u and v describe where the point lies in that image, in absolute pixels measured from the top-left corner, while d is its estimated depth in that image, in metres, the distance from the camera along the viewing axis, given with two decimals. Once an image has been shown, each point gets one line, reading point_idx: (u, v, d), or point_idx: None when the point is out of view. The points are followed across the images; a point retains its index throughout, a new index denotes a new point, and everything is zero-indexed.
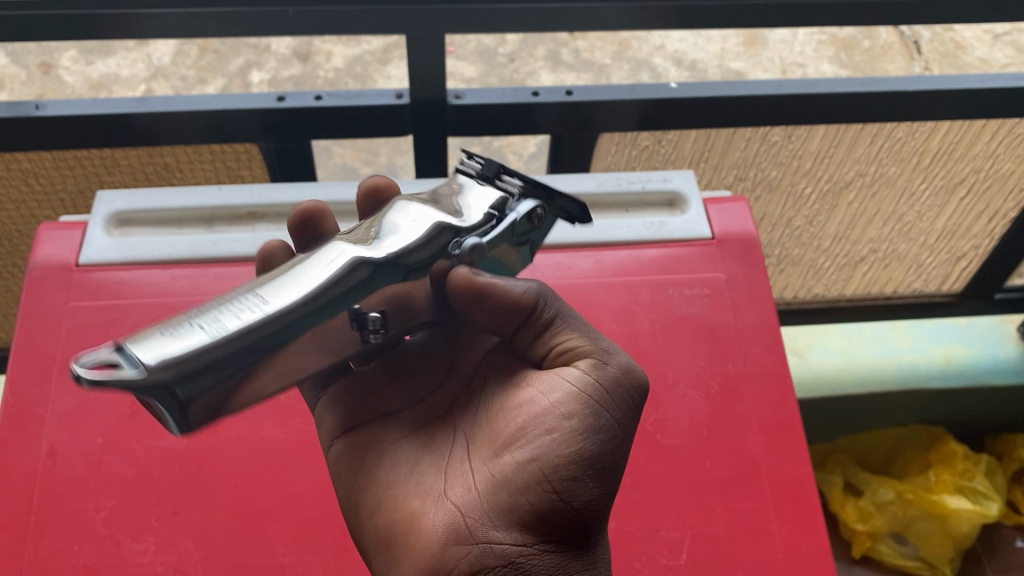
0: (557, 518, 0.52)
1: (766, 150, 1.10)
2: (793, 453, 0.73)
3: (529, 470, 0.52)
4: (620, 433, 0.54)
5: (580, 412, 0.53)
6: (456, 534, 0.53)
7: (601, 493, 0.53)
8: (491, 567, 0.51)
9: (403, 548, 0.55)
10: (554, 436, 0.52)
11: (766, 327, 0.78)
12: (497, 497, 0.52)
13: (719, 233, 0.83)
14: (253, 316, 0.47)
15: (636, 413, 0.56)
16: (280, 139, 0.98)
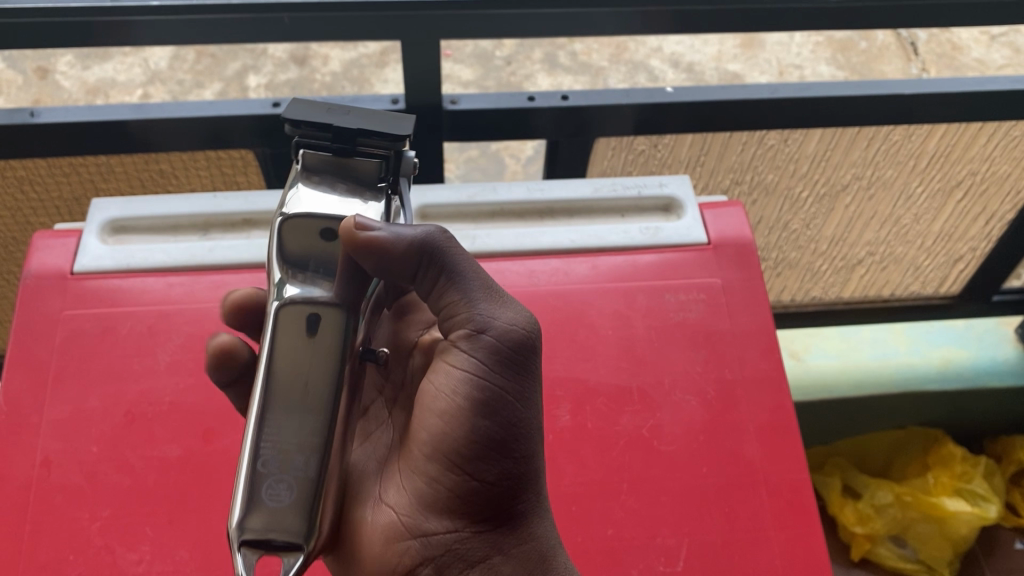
0: (477, 496, 0.57)
1: (763, 154, 1.10)
2: (791, 458, 0.73)
3: (438, 459, 0.57)
4: (515, 400, 0.57)
5: (463, 389, 0.56)
6: (395, 531, 0.58)
7: (515, 463, 0.57)
8: (432, 556, 0.57)
9: (357, 556, 0.59)
10: (449, 420, 0.56)
11: (761, 331, 0.78)
12: (418, 490, 0.58)
13: (714, 238, 0.83)
14: (280, 431, 0.51)
15: (530, 366, 0.58)
16: (276, 145, 0.98)
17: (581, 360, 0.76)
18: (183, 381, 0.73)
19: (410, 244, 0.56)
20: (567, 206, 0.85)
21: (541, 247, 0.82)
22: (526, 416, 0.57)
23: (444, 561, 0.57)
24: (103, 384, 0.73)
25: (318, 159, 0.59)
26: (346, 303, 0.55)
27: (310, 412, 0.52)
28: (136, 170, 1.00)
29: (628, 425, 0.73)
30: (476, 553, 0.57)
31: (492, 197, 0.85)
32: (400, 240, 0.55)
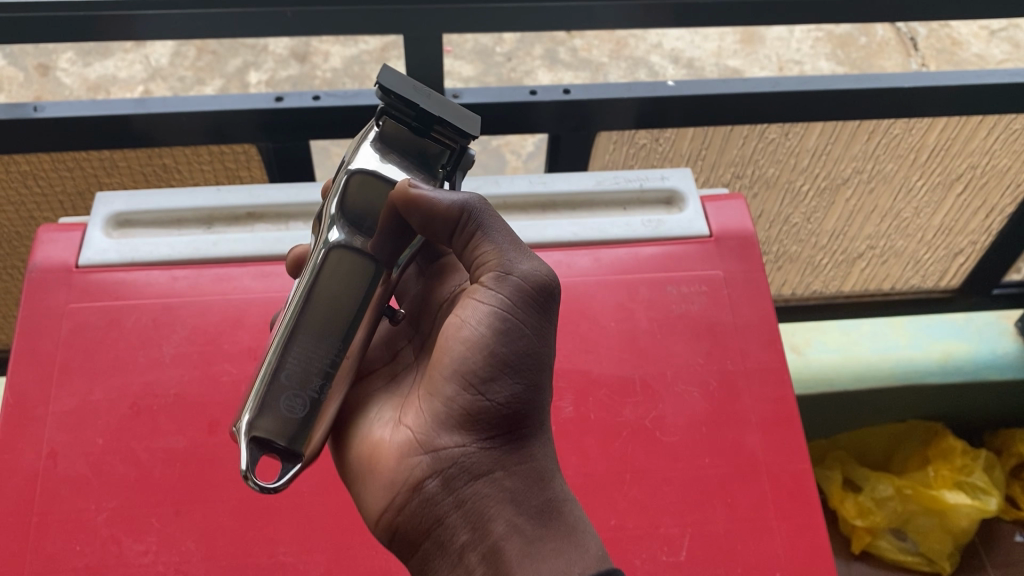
0: (486, 413, 0.55)
1: (763, 147, 1.10)
2: (793, 448, 0.74)
3: (449, 375, 0.55)
4: (532, 332, 0.56)
5: (477, 308, 0.55)
6: (405, 449, 0.56)
7: (526, 393, 0.56)
8: (439, 471, 0.55)
9: (370, 477, 0.58)
10: (461, 336, 0.55)
11: (763, 323, 0.79)
12: (430, 409, 0.56)
13: (716, 230, 0.83)
14: (297, 351, 0.56)
15: (550, 307, 0.57)
16: (279, 139, 0.98)
17: (584, 352, 0.76)
18: (188, 374, 0.74)
19: (448, 207, 0.56)
20: (569, 199, 0.86)
21: (543, 240, 0.82)
22: (540, 340, 0.56)
23: (450, 478, 0.55)
24: (108, 376, 0.73)
25: (394, 129, 0.60)
26: (378, 258, 0.59)
27: (325, 340, 0.56)
28: (138, 164, 1.01)
29: (631, 416, 0.73)
30: (483, 471, 0.55)
31: (494, 190, 0.85)
32: (447, 202, 0.57)
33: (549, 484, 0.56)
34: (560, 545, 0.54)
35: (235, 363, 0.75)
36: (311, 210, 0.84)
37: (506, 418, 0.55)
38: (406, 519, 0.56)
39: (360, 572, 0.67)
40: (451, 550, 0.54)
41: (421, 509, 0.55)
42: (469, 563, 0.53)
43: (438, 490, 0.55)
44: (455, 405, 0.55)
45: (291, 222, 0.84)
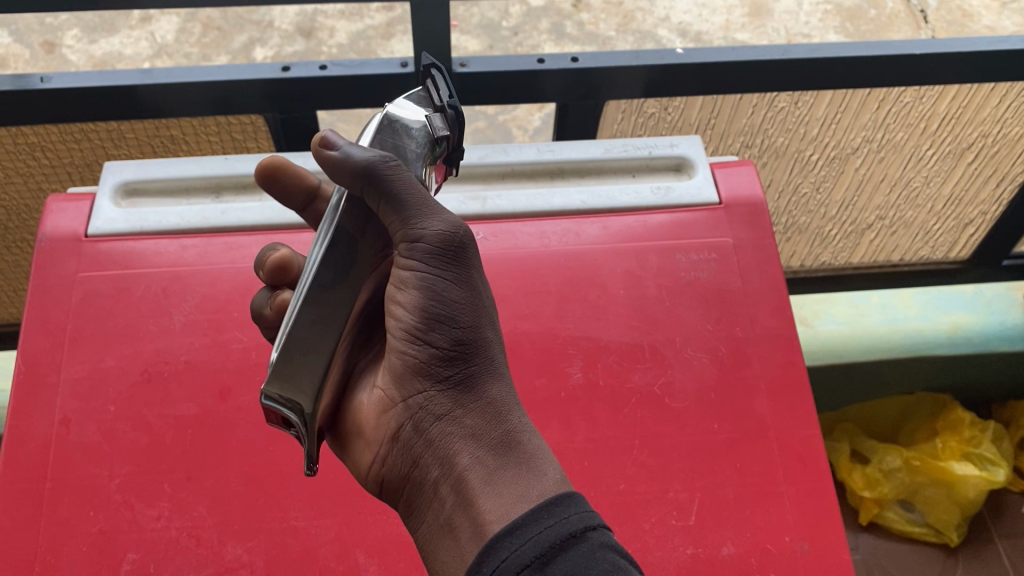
0: (432, 361, 0.55)
1: (774, 116, 1.09)
2: (802, 414, 0.74)
3: (398, 331, 0.56)
4: (463, 278, 0.55)
5: (405, 266, 0.55)
6: (380, 407, 0.58)
7: (471, 336, 0.55)
8: (405, 423, 0.56)
9: (358, 438, 0.60)
10: (401, 292, 0.56)
11: (773, 289, 0.78)
12: (390, 366, 0.57)
13: (726, 198, 0.83)
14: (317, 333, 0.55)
15: (470, 253, 0.56)
16: (286, 109, 0.98)
17: (594, 319, 0.76)
18: (199, 341, 0.74)
19: (361, 165, 0.54)
20: (577, 167, 0.86)
21: (552, 208, 0.82)
22: (468, 285, 0.56)
23: (417, 422, 0.56)
24: (118, 344, 0.73)
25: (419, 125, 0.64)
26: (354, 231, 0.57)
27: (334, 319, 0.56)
28: (146, 136, 1.00)
29: (640, 382, 0.73)
30: (441, 416, 0.55)
31: (503, 158, 0.85)
32: (348, 160, 0.54)
33: (508, 416, 0.55)
34: (521, 472, 0.53)
35: (245, 331, 0.75)
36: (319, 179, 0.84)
37: (453, 361, 0.55)
38: (391, 469, 0.57)
39: (371, 536, 0.68)
40: (426, 488, 0.55)
41: (400, 459, 0.57)
42: (442, 497, 0.54)
43: (408, 439, 0.56)
44: (407, 356, 0.56)
45: None
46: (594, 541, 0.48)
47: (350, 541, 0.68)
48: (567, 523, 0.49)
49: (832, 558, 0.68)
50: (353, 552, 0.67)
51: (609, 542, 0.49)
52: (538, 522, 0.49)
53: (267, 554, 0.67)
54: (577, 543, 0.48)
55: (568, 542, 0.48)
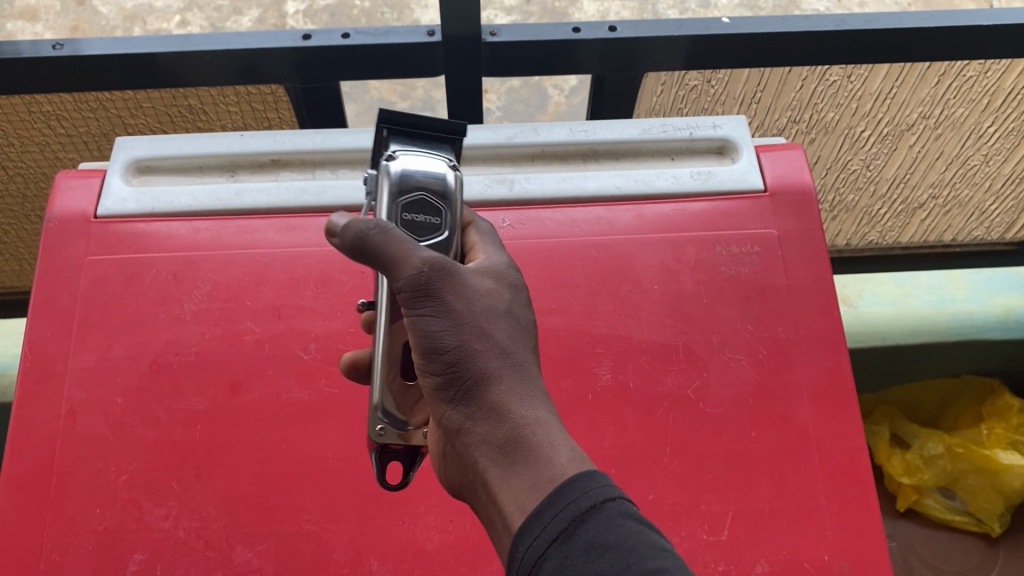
0: (434, 386, 0.49)
1: (825, 91, 1.03)
2: (846, 422, 0.69)
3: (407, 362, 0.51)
4: (434, 305, 0.48)
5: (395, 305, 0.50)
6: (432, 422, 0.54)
7: (454, 360, 0.48)
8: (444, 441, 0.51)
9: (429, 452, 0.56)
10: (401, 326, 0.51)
11: (819, 286, 0.73)
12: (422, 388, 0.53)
13: (771, 185, 0.77)
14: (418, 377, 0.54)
15: (440, 272, 0.48)
16: (309, 79, 0.93)
17: (625, 316, 0.71)
18: (210, 332, 0.70)
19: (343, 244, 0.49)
20: (612, 148, 0.81)
21: (584, 194, 0.77)
22: (445, 304, 0.48)
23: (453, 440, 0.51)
24: (128, 333, 0.70)
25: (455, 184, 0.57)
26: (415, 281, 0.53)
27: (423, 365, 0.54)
28: (163, 105, 0.96)
29: (673, 385, 0.69)
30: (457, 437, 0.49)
31: (532, 138, 0.80)
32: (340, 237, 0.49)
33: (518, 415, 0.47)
34: (531, 471, 0.46)
35: (258, 321, 0.71)
36: (338, 158, 0.80)
37: (451, 385, 0.48)
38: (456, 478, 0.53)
39: (385, 543, 0.65)
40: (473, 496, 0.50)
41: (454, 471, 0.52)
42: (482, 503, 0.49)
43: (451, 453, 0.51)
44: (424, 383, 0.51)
45: (318, 171, 0.80)
46: (612, 513, 0.43)
47: (363, 546, 0.65)
48: (579, 497, 0.43)
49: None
50: (366, 559, 0.64)
51: (627, 511, 0.43)
52: (556, 498, 0.43)
53: (277, 558, 0.64)
54: (593, 516, 0.42)
55: (583, 520, 0.42)
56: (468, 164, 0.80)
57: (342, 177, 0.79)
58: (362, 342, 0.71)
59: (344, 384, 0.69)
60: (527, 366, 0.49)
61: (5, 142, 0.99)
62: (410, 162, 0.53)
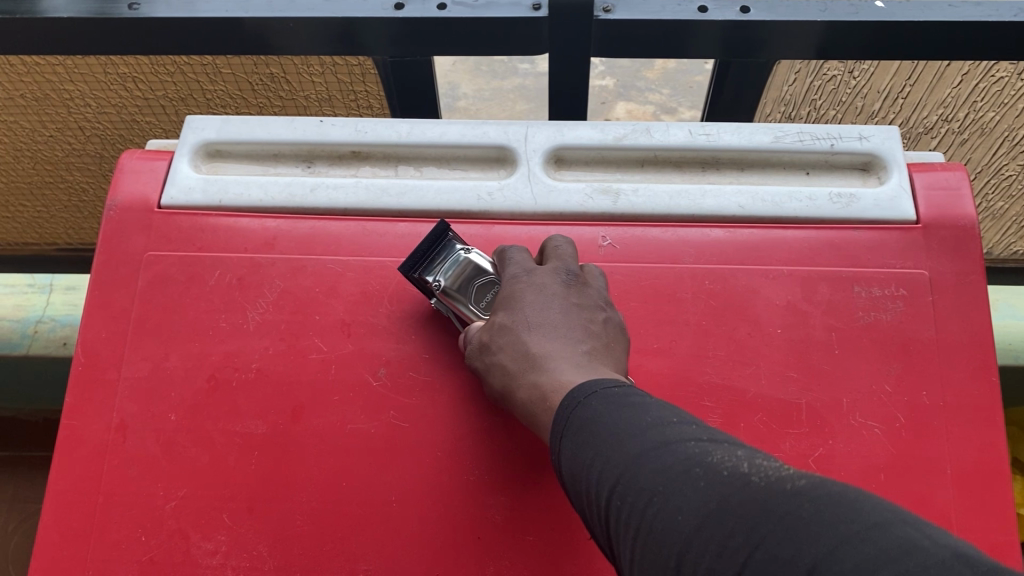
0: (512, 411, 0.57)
1: (989, 87, 0.88)
2: (999, 513, 0.58)
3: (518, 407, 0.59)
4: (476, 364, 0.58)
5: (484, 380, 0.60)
6: None
7: (500, 394, 0.56)
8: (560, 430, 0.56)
9: None
10: None
11: (975, 345, 0.62)
12: None
13: (926, 217, 0.65)
14: None
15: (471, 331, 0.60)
16: (401, 53, 0.84)
17: (741, 364, 0.61)
18: (273, 347, 0.64)
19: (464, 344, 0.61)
20: (737, 157, 0.70)
21: (698, 212, 0.67)
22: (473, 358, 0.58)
23: None
24: (186, 341, 0.64)
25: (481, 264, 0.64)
26: None
27: None
28: (244, 73, 0.89)
29: (792, 452, 0.59)
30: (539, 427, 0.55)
31: (644, 141, 0.70)
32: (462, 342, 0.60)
33: (528, 387, 0.53)
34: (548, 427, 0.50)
35: (326, 339, 0.64)
36: (423, 153, 0.71)
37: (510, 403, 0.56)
38: None
39: None
40: None
41: None
42: None
43: None
44: None
45: (401, 166, 0.71)
46: (601, 397, 0.47)
47: None
48: (566, 399, 0.49)
49: None
50: None
51: (608, 396, 0.47)
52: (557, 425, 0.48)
53: None
54: (583, 403, 0.47)
55: (574, 410, 0.47)
56: (567, 167, 0.71)
57: (426, 175, 0.71)
58: (438, 372, 0.63)
59: (414, 418, 0.62)
60: (535, 343, 0.54)
61: (81, 102, 0.94)
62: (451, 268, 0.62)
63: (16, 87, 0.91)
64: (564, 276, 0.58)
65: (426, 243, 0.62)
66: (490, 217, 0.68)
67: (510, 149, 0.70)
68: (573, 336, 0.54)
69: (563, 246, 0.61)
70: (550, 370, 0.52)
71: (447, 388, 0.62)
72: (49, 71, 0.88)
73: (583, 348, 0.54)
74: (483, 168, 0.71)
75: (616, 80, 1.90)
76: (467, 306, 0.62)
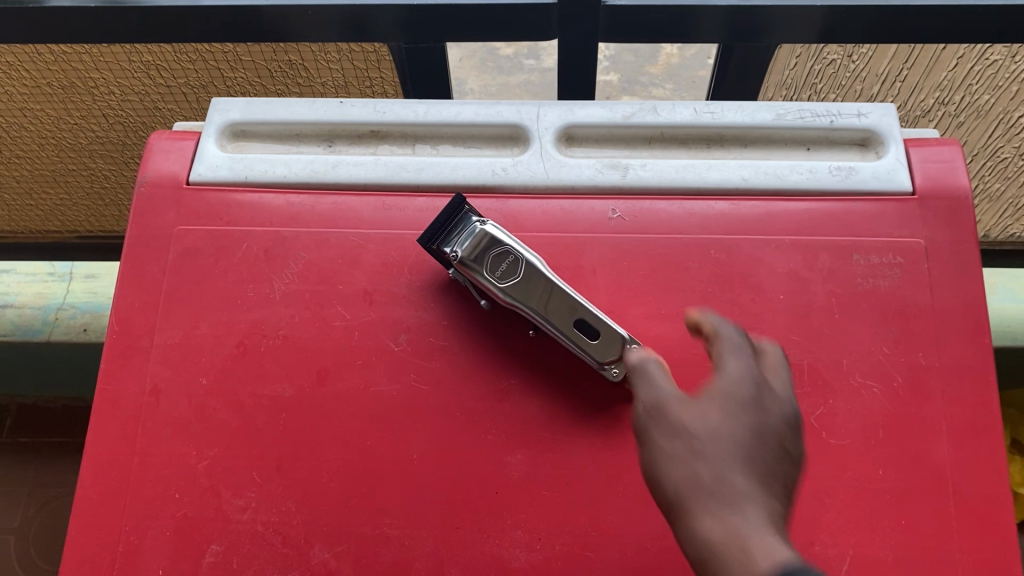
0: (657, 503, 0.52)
1: (983, 71, 0.91)
2: (992, 467, 0.61)
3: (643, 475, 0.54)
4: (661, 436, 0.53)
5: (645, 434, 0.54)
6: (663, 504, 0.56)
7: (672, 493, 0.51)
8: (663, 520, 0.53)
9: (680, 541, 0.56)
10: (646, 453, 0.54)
11: (969, 309, 0.65)
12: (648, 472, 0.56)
13: (922, 187, 0.68)
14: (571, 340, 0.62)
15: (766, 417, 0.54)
16: (415, 39, 0.88)
17: (745, 328, 0.65)
18: (299, 315, 0.67)
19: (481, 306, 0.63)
20: (741, 134, 0.73)
21: (704, 185, 0.70)
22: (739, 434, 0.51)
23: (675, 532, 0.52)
24: (215, 310, 0.67)
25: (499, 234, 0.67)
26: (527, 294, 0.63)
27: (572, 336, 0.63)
28: (263, 60, 0.93)
29: (794, 409, 0.62)
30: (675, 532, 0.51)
31: (652, 119, 0.73)
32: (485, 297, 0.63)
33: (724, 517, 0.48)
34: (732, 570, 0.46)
35: (349, 307, 0.67)
36: (440, 132, 0.75)
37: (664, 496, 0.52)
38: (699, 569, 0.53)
39: (468, 556, 0.60)
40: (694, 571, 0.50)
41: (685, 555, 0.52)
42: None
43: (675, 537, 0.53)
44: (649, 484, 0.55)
45: (418, 144, 0.74)
46: None
47: (445, 558, 0.61)
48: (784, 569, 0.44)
49: None
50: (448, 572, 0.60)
51: None
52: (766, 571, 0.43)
53: (355, 562, 0.61)
54: None
55: None
56: (578, 144, 0.74)
57: (443, 153, 0.74)
58: (456, 337, 0.66)
59: (434, 381, 0.65)
60: (744, 483, 0.50)
61: (106, 90, 0.97)
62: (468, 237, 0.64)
63: (43, 75, 0.94)
64: (777, 411, 0.54)
65: (446, 215, 0.66)
66: (505, 191, 0.71)
67: (523, 128, 0.73)
68: (772, 481, 0.50)
69: (755, 343, 0.60)
70: (748, 515, 0.48)
71: (465, 352, 0.65)
72: (76, 59, 0.92)
73: (780, 505, 0.50)
74: (498, 146, 0.74)
75: (620, 76, 1.91)
76: (483, 275, 0.63)
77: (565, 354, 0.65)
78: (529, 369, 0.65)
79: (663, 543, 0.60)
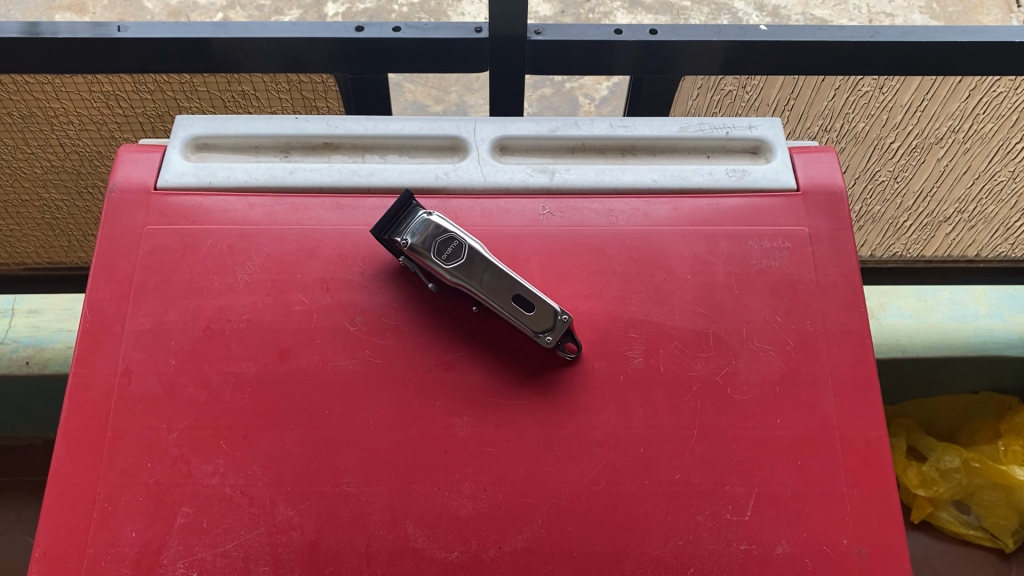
0: None
1: (857, 100, 1.08)
2: (872, 414, 0.71)
3: None
4: None
5: None
6: None
7: None
8: None
9: None
10: None
11: (847, 283, 0.75)
12: None
13: (805, 184, 0.80)
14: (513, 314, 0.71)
15: None
16: (358, 70, 0.97)
17: (659, 303, 0.74)
18: (261, 302, 0.74)
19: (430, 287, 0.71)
20: (652, 144, 0.84)
21: (621, 185, 0.80)
22: None
23: None
24: (183, 299, 0.74)
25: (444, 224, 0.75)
26: (472, 273, 0.71)
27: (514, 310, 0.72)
28: (218, 90, 1.01)
29: (702, 370, 0.72)
30: None
31: (574, 131, 0.83)
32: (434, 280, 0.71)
33: None
34: None
35: (308, 293, 0.74)
36: (386, 144, 0.83)
37: None
38: None
39: (422, 507, 0.67)
40: None
41: None
42: None
43: None
44: None
45: (366, 154, 0.83)
46: None
47: (400, 510, 0.67)
48: None
49: (892, 564, 0.66)
50: (403, 522, 0.67)
51: None
52: None
53: (318, 517, 0.67)
54: None
55: None
56: (510, 154, 0.84)
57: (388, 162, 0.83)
58: (405, 318, 0.74)
59: (387, 355, 0.72)
60: None
61: (64, 120, 1.04)
62: (417, 228, 0.72)
63: (4, 105, 1.00)
64: None
65: (396, 210, 0.74)
66: (445, 192, 0.79)
67: (461, 141, 0.83)
68: None
69: None
70: None
71: (414, 330, 0.73)
72: (38, 89, 0.98)
73: None
74: (438, 156, 0.84)
75: None
76: (432, 259, 0.72)
77: (502, 330, 0.74)
78: (472, 343, 0.73)
79: (594, 488, 0.68)
